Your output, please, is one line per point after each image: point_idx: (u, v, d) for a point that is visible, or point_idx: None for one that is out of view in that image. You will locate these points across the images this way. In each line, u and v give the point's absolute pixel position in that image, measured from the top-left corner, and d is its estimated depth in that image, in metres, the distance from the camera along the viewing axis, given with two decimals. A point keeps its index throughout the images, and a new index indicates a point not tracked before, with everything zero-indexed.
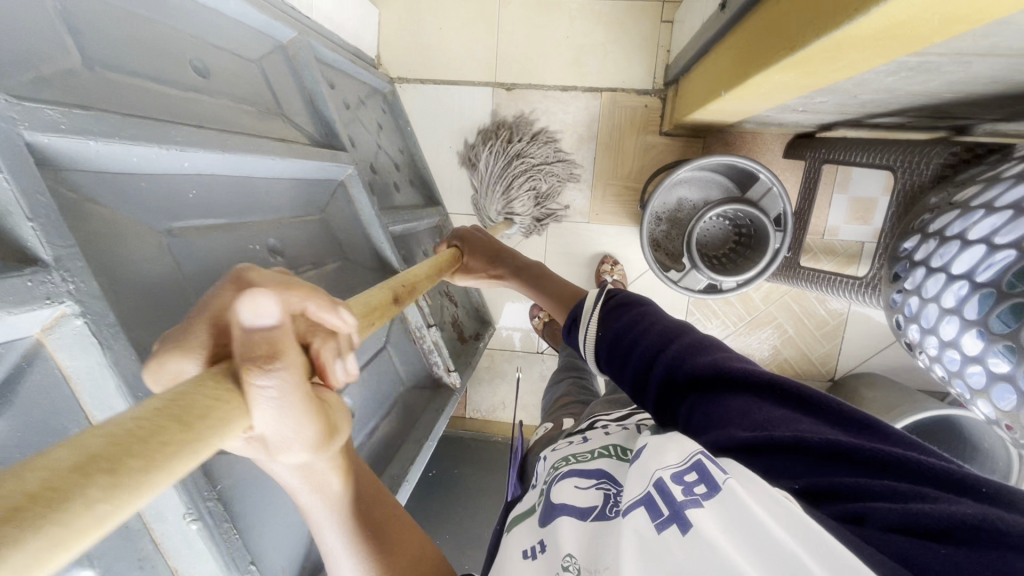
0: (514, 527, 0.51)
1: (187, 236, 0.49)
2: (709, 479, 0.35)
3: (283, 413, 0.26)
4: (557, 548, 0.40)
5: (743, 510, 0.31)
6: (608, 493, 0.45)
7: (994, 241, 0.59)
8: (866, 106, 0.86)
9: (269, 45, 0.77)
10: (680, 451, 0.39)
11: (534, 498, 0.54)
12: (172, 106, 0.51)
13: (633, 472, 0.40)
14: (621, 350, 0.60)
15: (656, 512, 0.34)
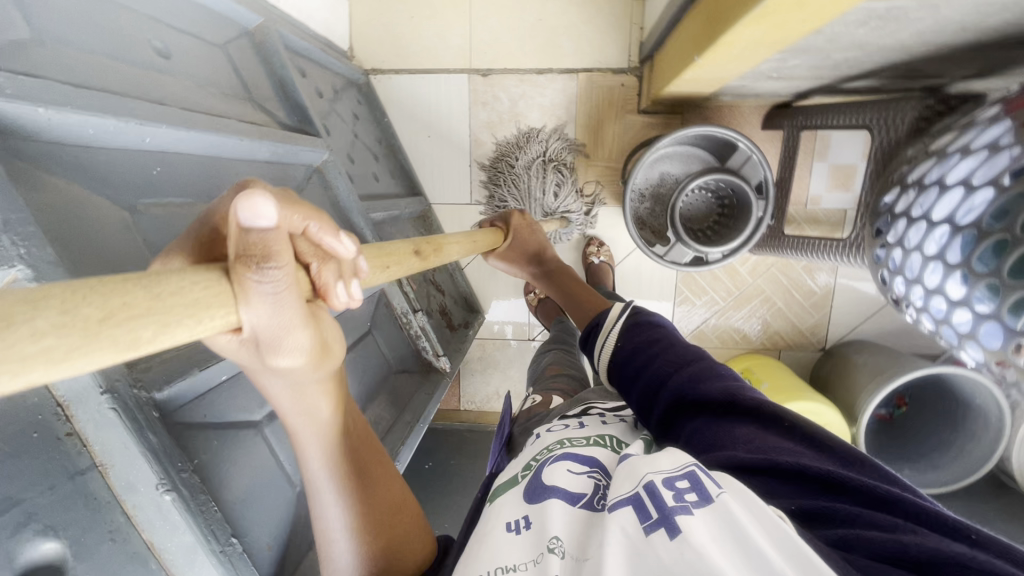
0: (494, 498, 0.49)
1: (150, 213, 0.48)
2: (702, 490, 0.37)
3: (280, 316, 0.25)
4: (542, 528, 0.39)
5: (734, 523, 0.33)
6: (598, 483, 0.45)
7: (970, 184, 0.59)
8: (840, 67, 0.86)
9: (235, 31, 0.76)
10: (673, 460, 0.41)
11: (516, 470, 0.52)
12: (131, 85, 0.50)
13: (624, 475, 0.41)
14: (633, 369, 0.60)
15: (646, 515, 0.36)
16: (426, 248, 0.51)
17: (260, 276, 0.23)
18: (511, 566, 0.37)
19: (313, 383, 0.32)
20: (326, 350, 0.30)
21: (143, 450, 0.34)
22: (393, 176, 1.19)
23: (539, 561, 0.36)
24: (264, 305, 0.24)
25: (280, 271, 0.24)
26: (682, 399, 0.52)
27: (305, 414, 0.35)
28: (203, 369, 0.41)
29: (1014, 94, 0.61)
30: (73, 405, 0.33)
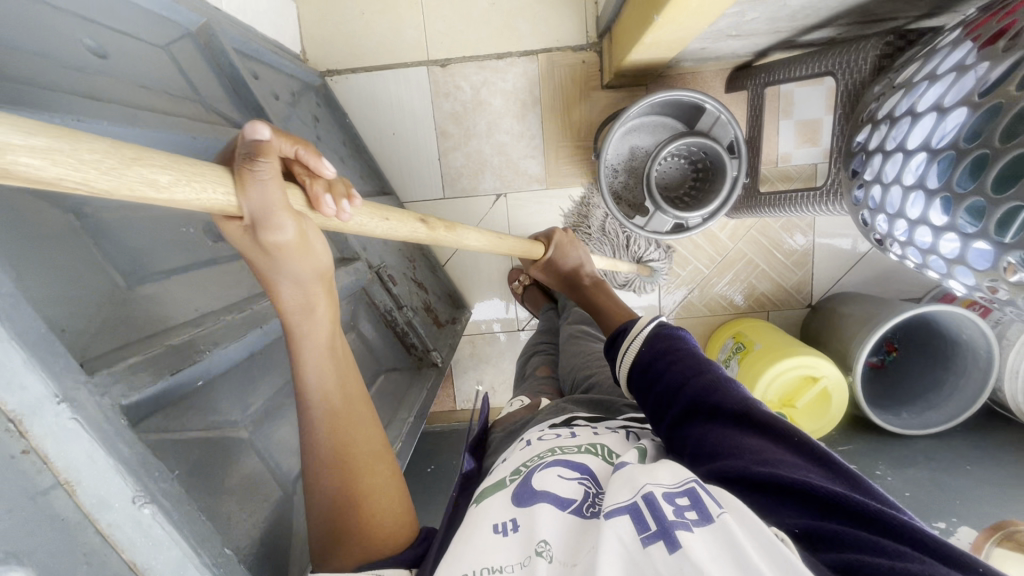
0: (479, 498, 0.45)
1: (101, 218, 0.44)
2: (703, 508, 0.35)
3: (273, 203, 0.31)
4: (531, 530, 0.38)
5: (736, 545, 0.31)
6: (589, 490, 0.42)
7: (941, 108, 0.59)
8: (797, 17, 0.85)
9: (176, 33, 0.72)
10: (674, 475, 0.39)
11: (503, 474, 0.48)
12: (62, 83, 0.46)
13: (622, 482, 0.39)
14: (652, 374, 0.56)
15: (644, 525, 0.34)
16: (434, 221, 0.53)
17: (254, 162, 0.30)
18: (496, 568, 0.35)
19: (308, 280, 0.38)
20: (306, 255, 0.35)
21: (115, 462, 0.31)
22: (362, 176, 1.15)
23: (525, 565, 0.35)
24: (264, 189, 0.30)
25: (267, 163, 0.30)
26: (691, 411, 0.50)
27: (301, 314, 0.40)
28: (176, 373, 0.38)
29: (973, 16, 0.61)
30: (24, 419, 0.28)
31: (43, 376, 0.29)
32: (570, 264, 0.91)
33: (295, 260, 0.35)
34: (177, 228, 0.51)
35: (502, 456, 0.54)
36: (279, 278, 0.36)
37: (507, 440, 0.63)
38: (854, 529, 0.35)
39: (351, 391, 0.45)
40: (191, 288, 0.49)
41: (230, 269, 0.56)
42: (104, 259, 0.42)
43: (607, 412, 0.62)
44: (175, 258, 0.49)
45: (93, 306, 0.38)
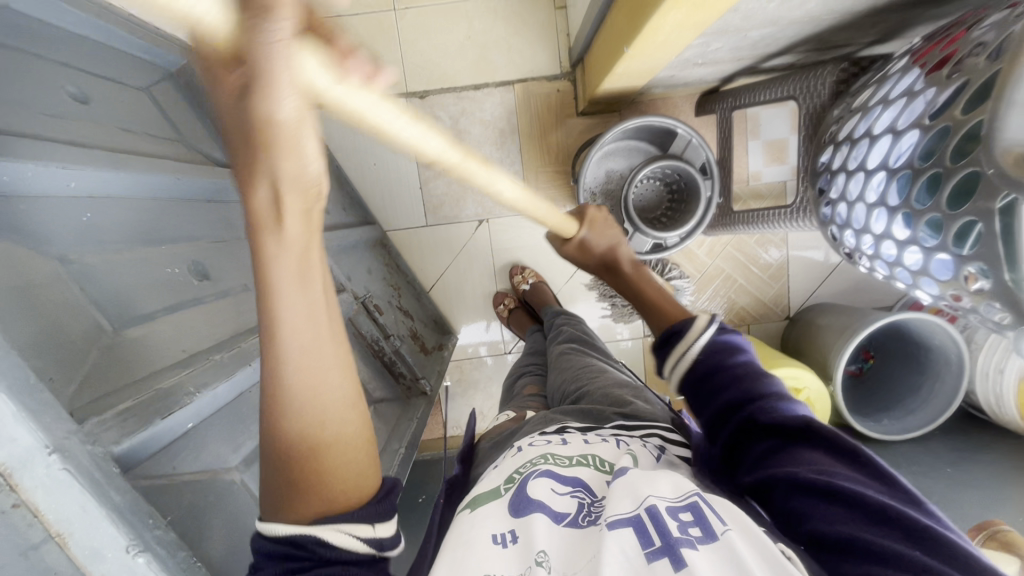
0: (472, 505, 0.46)
1: (85, 263, 0.44)
2: (707, 525, 0.37)
3: (276, 65, 0.25)
4: (529, 540, 0.38)
5: (740, 563, 0.33)
6: (584, 501, 0.43)
7: (895, 130, 0.63)
8: (758, 45, 0.90)
9: (157, 75, 0.73)
10: (675, 488, 0.41)
11: (496, 481, 0.48)
12: (45, 129, 0.47)
13: (623, 488, 0.40)
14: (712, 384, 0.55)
15: (649, 539, 0.36)
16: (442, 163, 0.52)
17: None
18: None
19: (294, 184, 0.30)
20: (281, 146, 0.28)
21: (107, 511, 0.30)
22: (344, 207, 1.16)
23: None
24: (234, 32, 0.25)
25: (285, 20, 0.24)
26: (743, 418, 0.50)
27: (275, 230, 0.31)
28: (165, 417, 0.38)
29: (919, 45, 0.65)
30: (14, 472, 0.28)
31: (32, 427, 0.29)
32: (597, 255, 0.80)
33: (280, 153, 0.28)
34: (161, 269, 0.51)
35: (492, 466, 0.54)
36: (260, 173, 0.29)
37: (495, 448, 0.63)
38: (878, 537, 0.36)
39: (327, 343, 0.35)
40: (179, 329, 0.49)
41: (213, 307, 0.56)
42: (88, 303, 0.42)
43: (591, 415, 0.63)
44: (158, 300, 0.49)
45: (77, 356, 0.38)
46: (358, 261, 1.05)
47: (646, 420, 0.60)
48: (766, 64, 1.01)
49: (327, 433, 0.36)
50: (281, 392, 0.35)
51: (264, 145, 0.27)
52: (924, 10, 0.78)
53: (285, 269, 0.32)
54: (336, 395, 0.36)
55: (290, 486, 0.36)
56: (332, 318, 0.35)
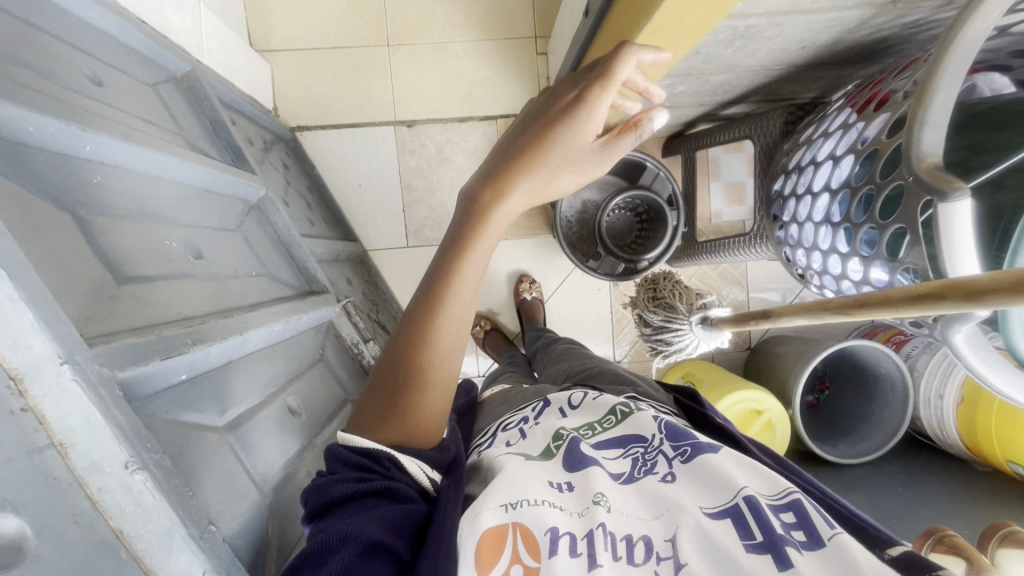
0: (526, 454, 0.49)
1: (93, 220, 0.46)
2: (812, 529, 0.37)
3: (613, 152, 0.53)
4: (587, 485, 0.43)
5: (851, 568, 0.33)
6: (637, 456, 0.47)
7: (835, 156, 0.72)
8: (718, 91, 1.02)
9: (162, 75, 0.77)
10: (771, 484, 0.41)
11: (542, 443, 0.51)
12: (64, 98, 0.50)
13: (715, 474, 0.42)
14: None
15: (749, 534, 0.37)
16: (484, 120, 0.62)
17: (617, 80, 0.50)
18: (556, 505, 0.41)
19: (542, 194, 0.52)
20: (560, 174, 0.52)
21: (109, 426, 0.32)
22: (327, 223, 1.19)
23: (584, 513, 0.40)
24: (605, 103, 0.51)
25: (634, 136, 0.53)
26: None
27: (511, 215, 0.52)
28: (165, 359, 0.40)
29: (853, 89, 0.77)
30: (24, 378, 0.30)
31: (47, 338, 0.31)
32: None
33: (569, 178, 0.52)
34: (160, 241, 0.53)
35: (520, 424, 0.57)
36: (541, 180, 0.51)
37: (505, 405, 0.69)
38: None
39: (473, 306, 0.54)
40: (176, 295, 0.51)
41: (203, 282, 0.57)
42: (97, 256, 0.44)
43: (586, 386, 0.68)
44: (158, 268, 0.51)
45: (83, 295, 0.40)
46: (340, 274, 1.07)
47: (655, 399, 0.64)
48: (731, 103, 1.10)
49: (446, 368, 0.53)
50: (443, 316, 0.51)
51: (550, 163, 0.51)
52: (856, 68, 0.91)
53: (484, 245, 0.51)
54: (461, 343, 0.53)
55: (407, 390, 0.51)
56: (480, 291, 0.54)
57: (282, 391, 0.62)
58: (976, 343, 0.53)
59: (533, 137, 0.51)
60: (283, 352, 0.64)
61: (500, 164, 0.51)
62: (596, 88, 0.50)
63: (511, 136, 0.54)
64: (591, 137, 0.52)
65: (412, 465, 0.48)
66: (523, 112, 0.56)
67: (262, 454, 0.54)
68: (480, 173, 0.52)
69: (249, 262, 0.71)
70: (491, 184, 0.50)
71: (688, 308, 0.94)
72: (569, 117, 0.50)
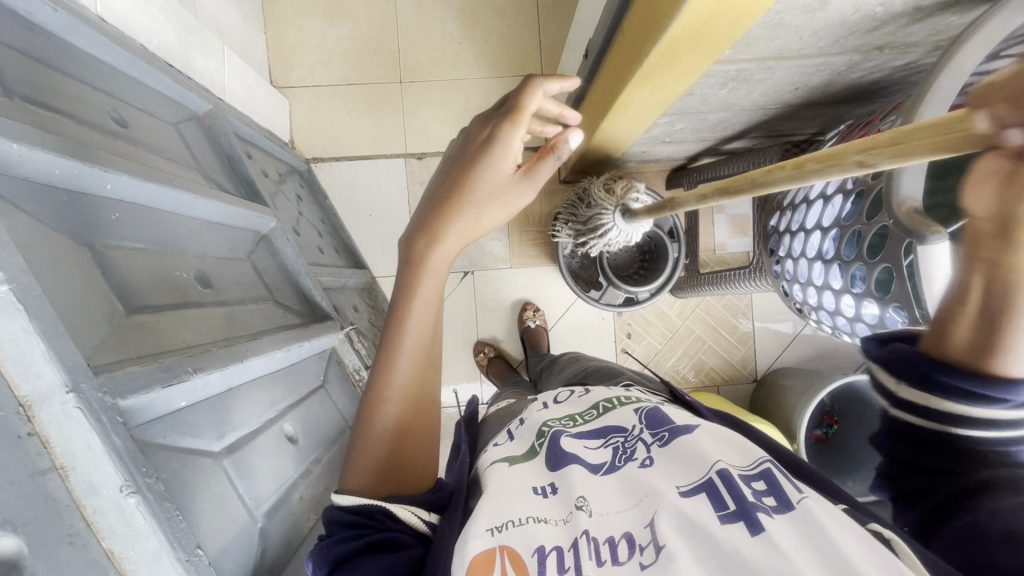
0: (512, 461, 0.49)
1: (108, 253, 0.49)
2: (781, 494, 0.35)
3: (541, 177, 0.60)
4: (569, 488, 0.41)
5: (817, 530, 0.31)
6: (618, 444, 0.46)
7: (826, 195, 0.74)
8: (718, 127, 1.04)
9: (184, 114, 0.82)
10: (745, 456, 0.39)
11: (529, 443, 0.51)
12: (88, 140, 0.54)
13: (689, 453, 0.40)
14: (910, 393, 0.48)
15: (722, 503, 0.35)
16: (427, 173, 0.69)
17: (526, 113, 0.59)
18: (542, 518, 0.40)
19: (481, 224, 0.58)
20: (489, 209, 0.58)
21: (107, 451, 0.35)
22: (337, 250, 1.23)
23: (568, 520, 0.39)
24: (517, 138, 0.58)
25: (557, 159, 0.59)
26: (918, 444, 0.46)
27: (450, 250, 0.57)
28: (165, 387, 0.42)
29: (844, 129, 0.78)
30: (33, 405, 0.33)
31: (58, 367, 0.33)
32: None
33: (502, 206, 0.58)
34: (171, 272, 0.57)
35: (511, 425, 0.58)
36: (477, 215, 0.57)
37: (501, 420, 0.70)
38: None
39: (432, 334, 0.59)
40: (184, 324, 0.54)
41: (211, 312, 0.60)
42: (110, 287, 0.47)
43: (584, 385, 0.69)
44: (167, 298, 0.54)
45: (96, 326, 0.43)
46: (346, 300, 1.10)
47: (650, 386, 0.66)
48: (732, 139, 1.12)
49: (413, 392, 0.57)
50: (403, 348, 0.57)
51: (477, 202, 0.57)
52: (853, 106, 0.92)
53: (429, 280, 0.57)
54: (429, 364, 0.59)
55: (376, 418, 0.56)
56: (435, 320, 0.59)
57: (281, 418, 0.63)
58: None
59: (456, 181, 0.58)
60: (285, 379, 0.66)
61: (430, 211, 0.57)
62: (506, 126, 0.58)
63: (435, 185, 0.60)
64: (511, 170, 0.60)
65: (404, 512, 0.50)
66: (440, 164, 0.63)
67: (258, 480, 0.55)
68: (413, 224, 0.59)
69: (256, 290, 0.74)
70: (425, 231, 0.57)
71: (622, 196, 0.96)
72: (485, 156, 0.57)
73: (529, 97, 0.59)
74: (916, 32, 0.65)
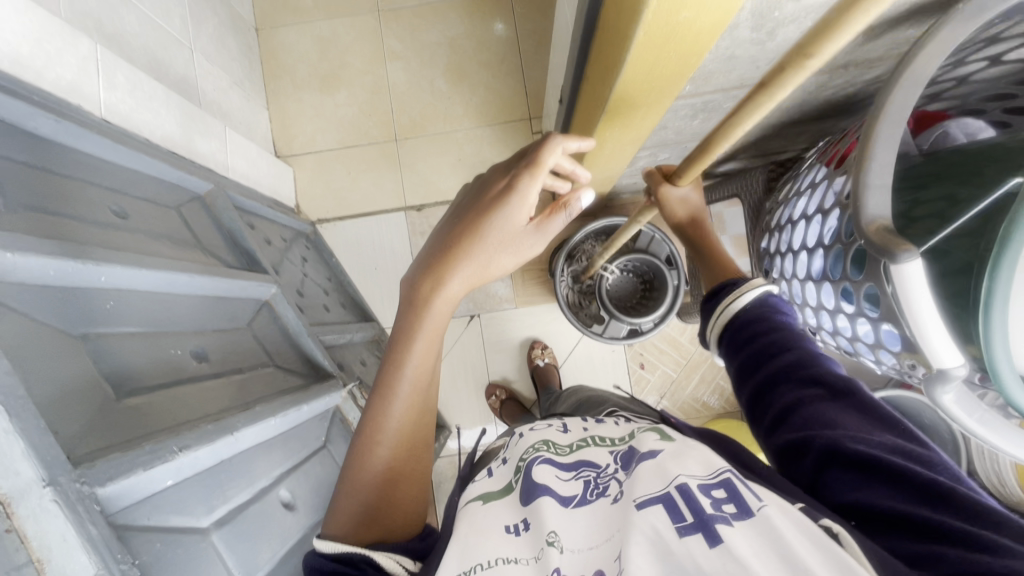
0: (485, 499, 0.49)
1: (101, 339, 0.53)
2: (742, 503, 0.36)
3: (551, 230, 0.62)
4: (539, 523, 0.40)
5: (777, 535, 0.32)
6: (588, 478, 0.46)
7: (808, 215, 0.73)
8: (703, 153, 1.04)
9: (186, 196, 0.88)
10: (706, 467, 0.40)
11: (505, 479, 0.51)
12: (84, 236, 0.58)
13: (652, 469, 0.40)
14: (745, 335, 0.61)
15: (681, 516, 0.35)
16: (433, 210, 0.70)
17: (544, 167, 0.59)
18: (511, 559, 0.39)
19: (489, 270, 0.60)
20: (497, 257, 0.60)
21: (82, 540, 0.37)
22: (344, 306, 1.26)
23: (540, 558, 0.37)
24: (534, 189, 0.59)
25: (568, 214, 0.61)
26: (777, 379, 0.53)
27: (458, 295, 0.59)
28: (147, 468, 0.44)
29: (821, 146, 0.78)
30: (12, 502, 0.35)
31: (35, 464, 0.36)
32: (678, 218, 0.80)
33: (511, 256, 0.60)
34: (165, 350, 0.60)
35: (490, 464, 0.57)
36: (486, 261, 0.59)
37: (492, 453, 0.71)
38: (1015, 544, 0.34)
39: (432, 376, 0.59)
40: (175, 401, 0.56)
41: (208, 385, 0.63)
42: (100, 374, 0.50)
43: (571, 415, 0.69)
44: (161, 376, 0.57)
45: (81, 411, 0.46)
46: (353, 356, 1.13)
47: (638, 411, 0.66)
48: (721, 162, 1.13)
49: (413, 435, 0.58)
50: (401, 391, 0.56)
51: (486, 250, 0.59)
52: (836, 119, 0.92)
53: (428, 322, 0.57)
54: (423, 409, 0.59)
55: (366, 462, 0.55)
56: (434, 362, 0.59)
57: (277, 484, 0.65)
58: (967, 404, 0.50)
59: (468, 226, 0.59)
60: (283, 445, 0.68)
61: (439, 254, 0.59)
62: (525, 176, 0.58)
63: (447, 227, 0.62)
64: (523, 220, 0.60)
65: (386, 561, 0.50)
66: (455, 206, 0.64)
67: (250, 549, 0.56)
68: (420, 264, 0.60)
69: (255, 359, 0.77)
70: (432, 273, 0.58)
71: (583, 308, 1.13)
72: (501, 203, 0.59)
73: (550, 150, 0.59)
74: (876, 48, 0.65)
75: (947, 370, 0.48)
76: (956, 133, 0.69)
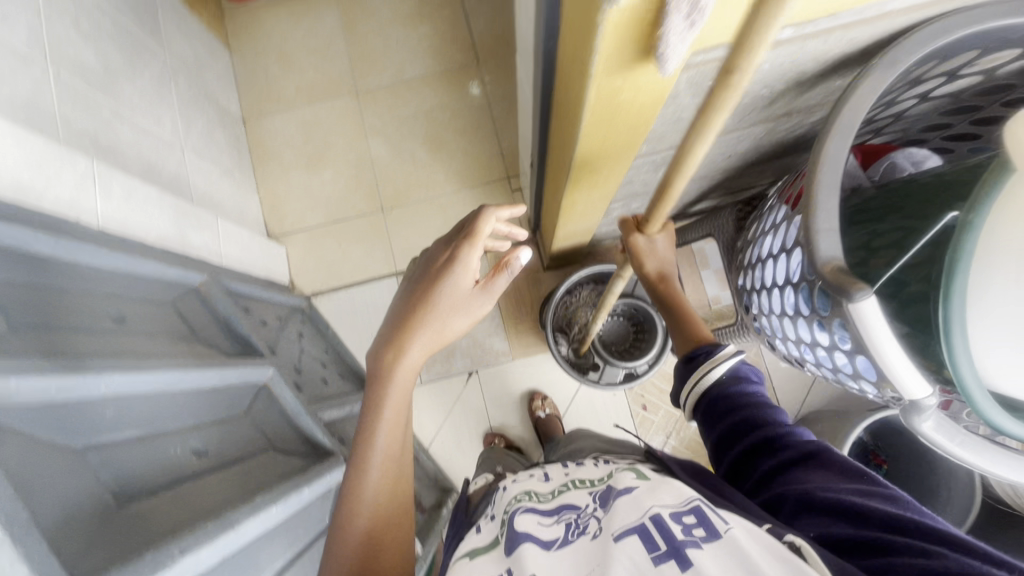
0: (473, 555, 0.48)
1: (103, 448, 0.56)
2: (710, 526, 0.40)
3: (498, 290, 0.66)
4: (519, 567, 0.39)
5: (743, 556, 0.36)
6: (570, 521, 0.47)
7: (776, 254, 0.76)
8: (673, 198, 1.09)
9: (182, 290, 0.91)
10: (677, 496, 0.44)
11: (492, 534, 0.51)
12: (84, 347, 0.61)
13: (628, 504, 0.44)
14: (721, 408, 0.67)
15: (655, 545, 0.38)
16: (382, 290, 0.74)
17: (481, 236, 0.64)
18: None
19: (443, 336, 0.63)
20: (451, 321, 0.63)
21: None
22: (343, 377, 1.27)
23: None
24: (474, 256, 0.64)
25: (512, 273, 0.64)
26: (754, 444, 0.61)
27: (419, 361, 0.62)
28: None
29: (781, 186, 0.82)
30: None
31: None
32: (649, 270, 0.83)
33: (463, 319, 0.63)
34: (166, 450, 0.62)
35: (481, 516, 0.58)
36: (439, 327, 0.62)
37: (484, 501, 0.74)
38: (955, 554, 0.40)
39: (402, 442, 0.61)
40: (175, 502, 0.58)
41: (209, 480, 0.64)
42: (102, 484, 0.53)
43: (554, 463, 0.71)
44: (161, 478, 0.59)
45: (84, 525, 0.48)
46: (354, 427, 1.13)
47: (623, 456, 0.68)
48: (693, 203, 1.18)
49: (390, 502, 0.58)
50: (374, 459, 0.58)
51: (439, 315, 0.62)
52: (793, 156, 0.97)
53: (395, 388, 0.60)
54: (399, 475, 0.60)
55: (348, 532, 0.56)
56: (403, 428, 0.61)
57: None
58: (949, 430, 0.52)
59: (419, 297, 0.63)
60: (284, 533, 0.69)
61: (395, 326, 0.62)
62: (464, 246, 0.63)
63: (400, 300, 0.66)
64: (470, 284, 0.64)
65: None
66: (408, 281, 0.68)
67: None
68: (380, 337, 0.63)
69: (255, 445, 0.78)
70: (391, 343, 0.61)
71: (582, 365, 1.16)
72: (446, 273, 0.63)
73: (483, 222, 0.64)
74: (811, 98, 0.70)
75: (918, 399, 0.50)
76: (904, 163, 0.74)
